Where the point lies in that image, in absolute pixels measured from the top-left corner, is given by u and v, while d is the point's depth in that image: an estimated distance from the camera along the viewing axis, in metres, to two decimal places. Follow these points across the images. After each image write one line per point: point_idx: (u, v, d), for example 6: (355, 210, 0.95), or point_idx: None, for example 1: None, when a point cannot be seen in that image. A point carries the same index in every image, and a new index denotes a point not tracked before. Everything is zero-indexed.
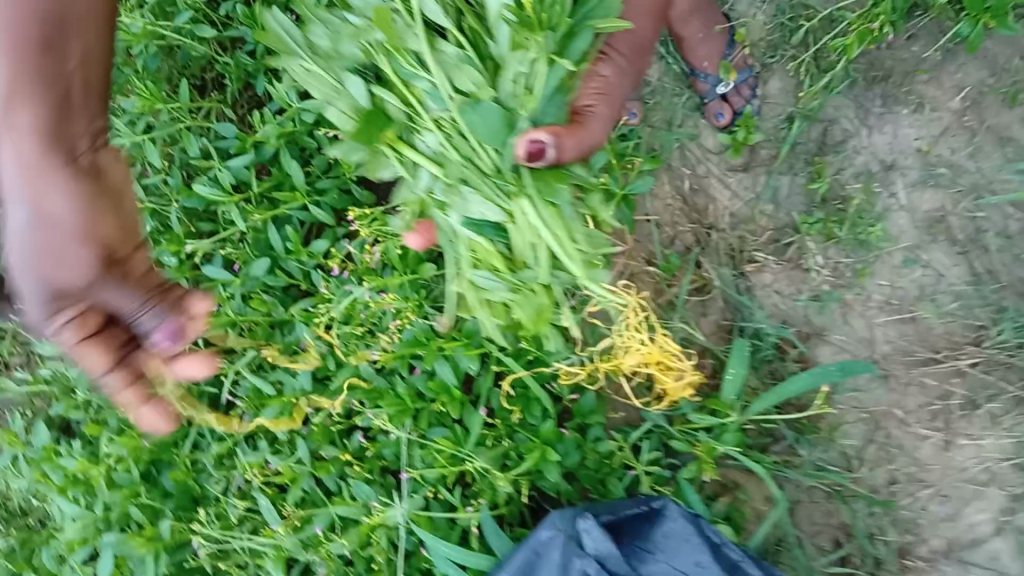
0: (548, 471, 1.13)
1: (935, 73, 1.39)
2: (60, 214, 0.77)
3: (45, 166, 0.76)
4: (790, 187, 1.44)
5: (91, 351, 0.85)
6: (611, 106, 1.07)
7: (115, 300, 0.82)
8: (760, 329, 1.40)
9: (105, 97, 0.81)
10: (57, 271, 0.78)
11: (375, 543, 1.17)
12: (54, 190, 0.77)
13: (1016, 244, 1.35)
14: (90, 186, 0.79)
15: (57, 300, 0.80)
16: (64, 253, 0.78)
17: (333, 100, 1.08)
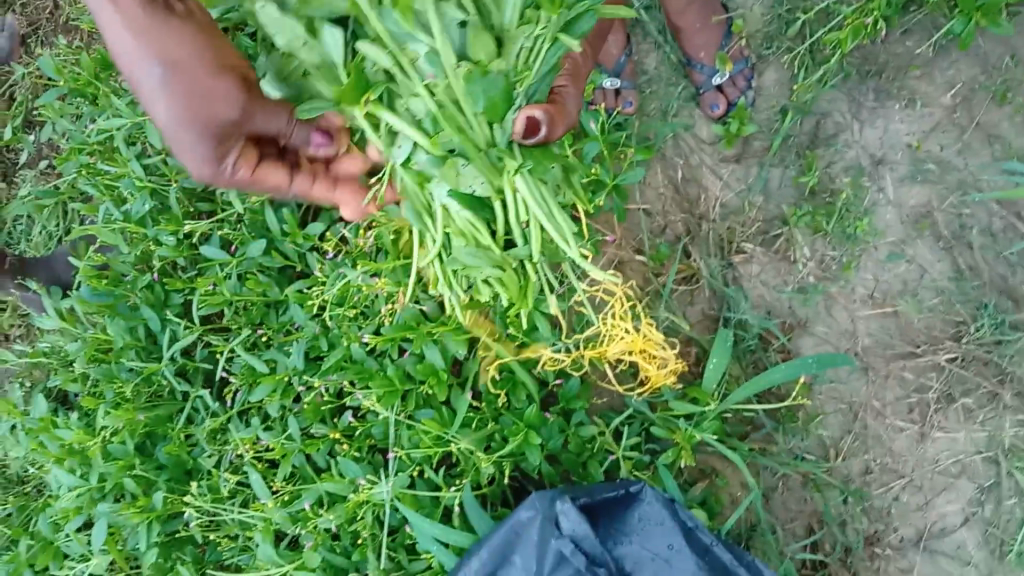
0: (531, 454, 1.16)
1: (928, 68, 1.39)
2: (184, 56, 0.92)
3: (155, 21, 0.92)
4: (780, 179, 1.45)
5: (271, 174, 1.03)
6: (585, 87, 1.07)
7: (270, 123, 1.00)
8: (744, 320, 1.42)
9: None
10: (204, 106, 0.93)
11: (360, 518, 1.20)
12: (163, 33, 0.92)
13: (1000, 242, 1.37)
14: (195, 29, 0.95)
15: (219, 139, 0.96)
16: (207, 88, 0.93)
17: (295, 48, 0.97)
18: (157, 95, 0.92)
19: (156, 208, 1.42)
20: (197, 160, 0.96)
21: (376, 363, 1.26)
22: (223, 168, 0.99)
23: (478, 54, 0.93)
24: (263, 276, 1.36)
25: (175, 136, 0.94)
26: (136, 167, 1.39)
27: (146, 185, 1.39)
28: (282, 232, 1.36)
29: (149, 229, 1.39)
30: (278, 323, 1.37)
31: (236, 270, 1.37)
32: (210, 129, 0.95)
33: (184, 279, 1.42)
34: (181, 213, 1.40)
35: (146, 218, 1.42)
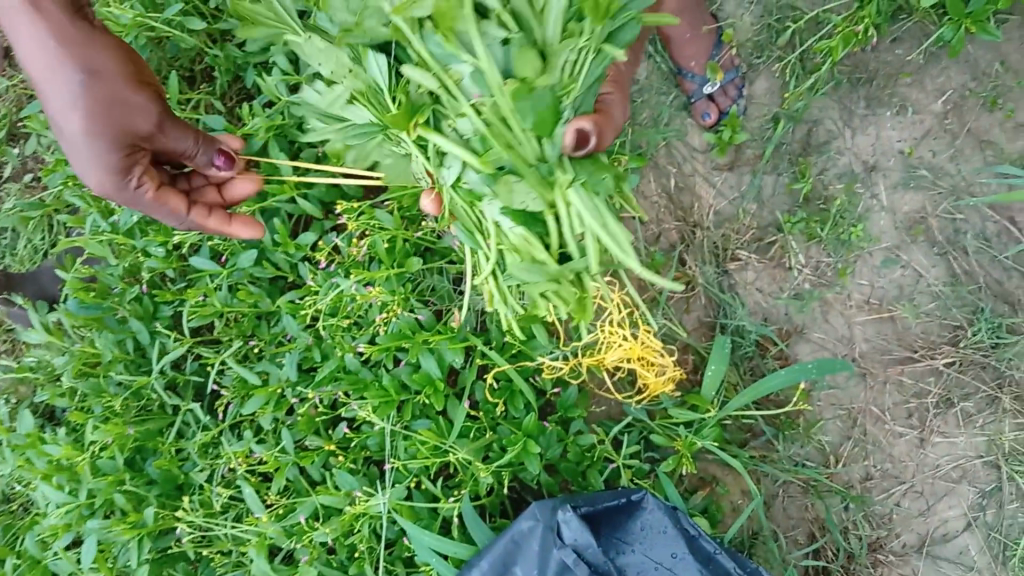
0: (529, 463, 1.14)
1: (919, 76, 1.39)
2: (110, 74, 0.98)
3: (81, 40, 0.98)
4: (773, 187, 1.45)
5: (169, 197, 1.07)
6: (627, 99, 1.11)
7: (177, 142, 1.05)
8: (742, 326, 1.41)
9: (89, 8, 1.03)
10: (118, 113, 0.98)
11: (357, 531, 1.18)
12: (93, 55, 0.97)
13: (994, 247, 1.37)
14: (129, 62, 1.02)
15: (127, 153, 1.00)
16: (128, 101, 0.99)
17: (341, 78, 1.10)
18: (69, 100, 0.96)
19: (144, 219, 1.40)
20: (99, 167, 0.99)
21: (370, 373, 1.23)
22: (121, 180, 1.02)
23: (524, 70, 0.90)
24: (254, 287, 1.34)
25: (83, 143, 0.97)
26: None
27: (134, 195, 1.37)
28: (273, 242, 1.34)
29: (138, 241, 1.37)
30: (271, 334, 1.35)
31: (227, 281, 1.35)
32: (122, 141, 0.99)
33: (174, 291, 1.39)
34: (170, 223, 1.38)
35: (134, 229, 1.39)
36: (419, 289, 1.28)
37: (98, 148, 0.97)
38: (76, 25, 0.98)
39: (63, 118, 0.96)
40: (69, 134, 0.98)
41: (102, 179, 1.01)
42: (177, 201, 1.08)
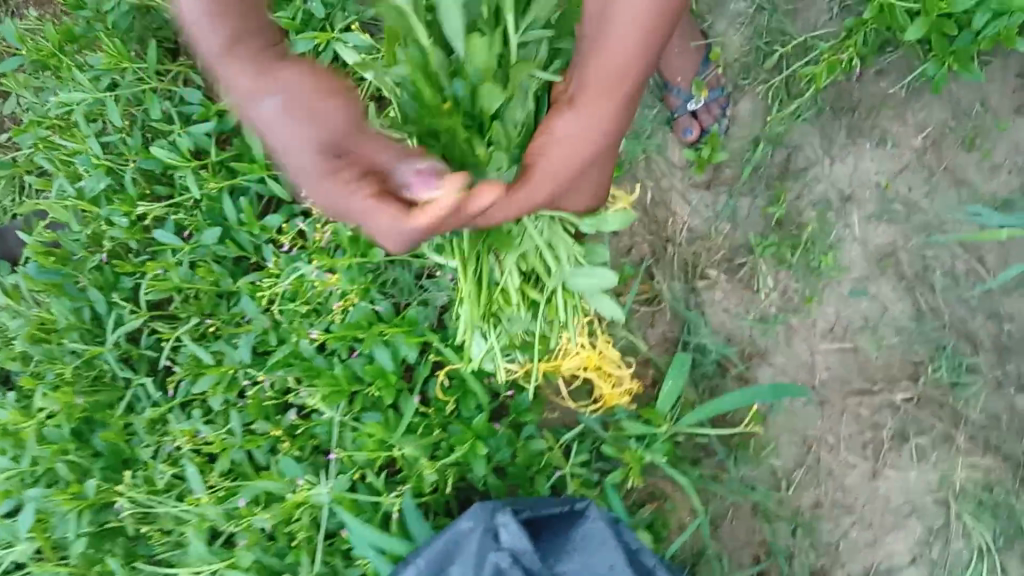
0: (476, 464, 1.14)
1: (901, 109, 1.38)
2: (298, 82, 0.69)
3: (280, 54, 0.71)
4: (748, 209, 1.45)
5: (382, 216, 0.73)
6: (573, 160, 0.92)
7: (370, 147, 0.73)
8: (704, 344, 1.41)
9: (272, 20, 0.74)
10: (311, 114, 0.69)
11: (297, 519, 1.17)
12: (287, 64, 0.70)
13: (961, 286, 1.37)
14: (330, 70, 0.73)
15: (332, 161, 0.71)
16: (317, 102, 0.69)
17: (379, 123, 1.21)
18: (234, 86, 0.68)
19: (111, 186, 1.38)
20: (314, 178, 0.72)
21: (324, 361, 1.22)
22: (329, 186, 0.72)
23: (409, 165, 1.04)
24: (216, 265, 1.33)
25: (280, 140, 0.70)
26: (93, 144, 1.35)
27: (103, 162, 1.35)
28: (240, 221, 1.33)
29: (103, 210, 1.35)
30: (228, 315, 1.33)
31: (189, 257, 1.34)
32: (325, 153, 0.70)
33: (135, 263, 1.38)
34: (137, 194, 1.37)
35: (101, 197, 1.37)
36: (381, 280, 1.26)
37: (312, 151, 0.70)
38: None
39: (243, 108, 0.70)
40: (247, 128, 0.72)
41: (322, 185, 0.71)
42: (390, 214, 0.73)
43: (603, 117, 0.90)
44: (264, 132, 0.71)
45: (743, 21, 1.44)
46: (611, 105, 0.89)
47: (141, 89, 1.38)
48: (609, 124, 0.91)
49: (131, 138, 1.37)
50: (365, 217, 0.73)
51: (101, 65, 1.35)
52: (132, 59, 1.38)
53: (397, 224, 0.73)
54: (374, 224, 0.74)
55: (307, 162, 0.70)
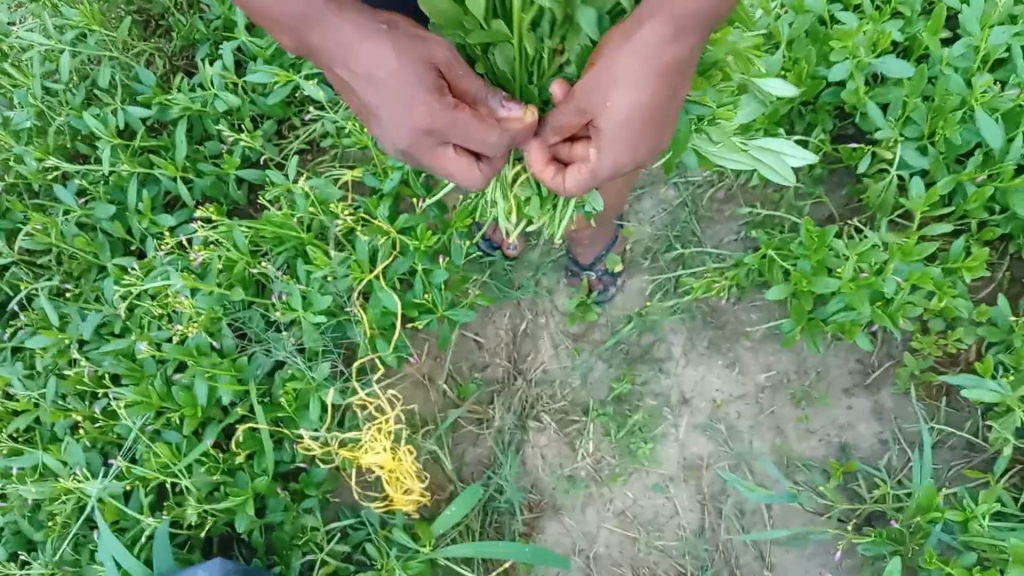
0: (242, 518, 1.21)
1: (757, 344, 1.48)
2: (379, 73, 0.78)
3: (368, 75, 0.79)
4: (600, 373, 1.51)
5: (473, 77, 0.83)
6: (620, 100, 0.78)
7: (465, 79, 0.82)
8: (503, 486, 1.45)
9: (396, 81, 0.78)
10: (417, 46, 0.78)
11: (61, 503, 1.21)
12: (364, 64, 0.78)
13: (743, 521, 1.43)
14: (403, 95, 0.78)
15: (437, 87, 0.79)
16: (422, 35, 0.79)
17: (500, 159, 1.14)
18: (349, 20, 0.78)
19: (35, 128, 1.44)
20: (417, 95, 0.78)
21: (152, 368, 1.28)
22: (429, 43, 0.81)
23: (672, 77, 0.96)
24: (99, 237, 1.39)
25: (390, 72, 0.78)
26: (34, 86, 1.42)
27: (35, 105, 1.43)
28: (137, 209, 1.40)
29: (16, 146, 1.41)
30: (89, 287, 1.38)
31: (78, 220, 1.39)
32: (416, 37, 0.78)
33: (28, 204, 1.42)
34: (55, 144, 1.43)
35: (22, 133, 1.44)
36: (233, 316, 1.34)
37: (413, 134, 0.81)
38: None
39: (374, 54, 0.78)
40: (356, 65, 0.79)
41: (431, 112, 0.79)
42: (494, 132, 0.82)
43: (654, 36, 0.75)
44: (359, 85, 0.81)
45: (657, 213, 1.55)
46: (654, 34, 0.75)
47: (100, 54, 1.45)
48: (631, 118, 0.80)
49: (73, 93, 1.45)
50: (468, 142, 0.82)
51: (74, 20, 1.43)
52: (103, 25, 1.46)
53: (502, 134, 0.82)
54: (481, 139, 0.82)
55: (422, 107, 0.79)
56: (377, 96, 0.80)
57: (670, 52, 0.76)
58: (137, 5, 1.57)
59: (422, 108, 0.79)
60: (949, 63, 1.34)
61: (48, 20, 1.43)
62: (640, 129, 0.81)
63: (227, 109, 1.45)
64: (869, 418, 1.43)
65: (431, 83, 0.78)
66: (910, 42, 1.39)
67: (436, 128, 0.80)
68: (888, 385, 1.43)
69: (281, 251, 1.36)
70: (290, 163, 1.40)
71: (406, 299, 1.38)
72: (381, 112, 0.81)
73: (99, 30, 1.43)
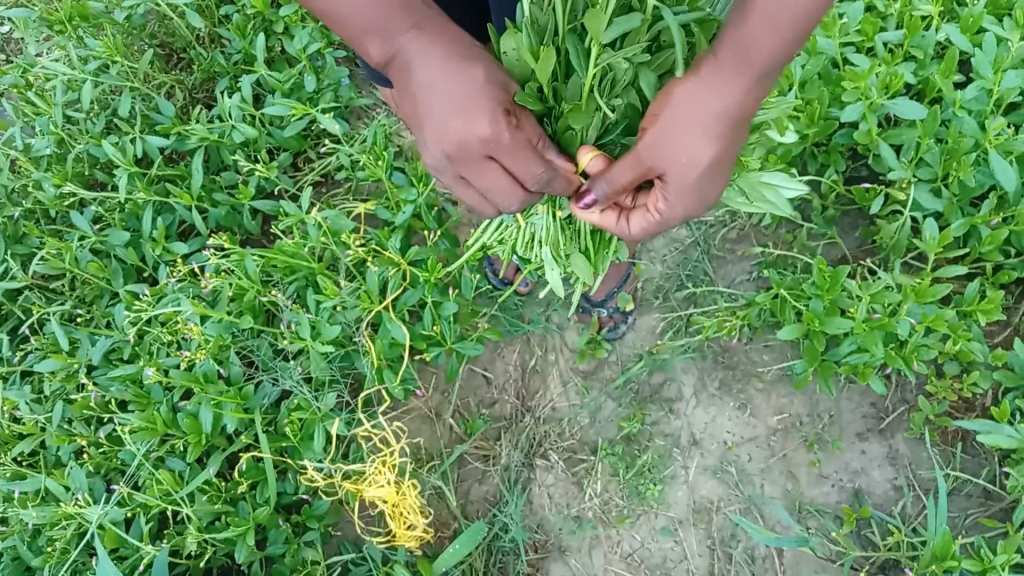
0: (242, 549, 1.19)
1: (770, 385, 1.46)
2: (459, 76, 0.79)
3: (445, 78, 0.79)
4: (609, 413, 1.48)
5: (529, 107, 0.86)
6: (699, 156, 0.79)
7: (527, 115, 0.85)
8: (508, 524, 1.42)
9: (481, 91, 0.79)
10: (496, 73, 0.82)
11: (62, 528, 1.20)
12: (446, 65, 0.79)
13: (755, 567, 1.38)
14: (480, 104, 0.79)
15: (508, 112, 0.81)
16: (499, 69, 0.83)
17: (499, 225, 1.13)
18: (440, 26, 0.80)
19: (54, 154, 1.47)
20: (494, 109, 0.79)
21: (158, 395, 1.28)
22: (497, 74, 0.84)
23: None
24: (112, 263, 1.40)
25: (468, 80, 0.79)
26: (56, 113, 1.45)
27: (56, 133, 1.45)
28: (151, 236, 1.40)
29: (35, 172, 1.43)
30: (100, 312, 1.38)
31: (92, 245, 1.40)
32: (494, 65, 0.82)
33: (44, 230, 1.44)
34: (73, 170, 1.45)
35: (42, 160, 1.47)
36: (241, 344, 1.34)
37: (466, 144, 0.80)
38: None
39: (459, 61, 0.79)
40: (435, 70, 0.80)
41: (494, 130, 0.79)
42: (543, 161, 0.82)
43: (717, 89, 0.75)
44: (429, 87, 0.80)
45: (668, 252, 1.55)
46: (717, 87, 0.75)
47: (122, 84, 1.48)
48: (710, 169, 0.80)
49: (94, 122, 1.47)
50: (516, 163, 0.82)
51: (98, 51, 1.47)
52: (125, 56, 1.49)
53: (542, 161, 0.83)
54: (527, 164, 0.82)
55: (487, 120, 0.79)
56: (446, 97, 0.79)
57: (746, 107, 0.77)
58: (160, 39, 1.60)
59: (497, 121, 0.79)
60: (962, 105, 1.34)
61: (72, 50, 1.46)
62: (705, 173, 0.81)
63: (243, 140, 1.47)
64: (883, 463, 1.40)
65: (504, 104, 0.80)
66: (923, 84, 1.40)
67: (498, 148, 0.80)
68: (902, 430, 1.40)
69: (292, 280, 1.37)
70: (305, 194, 1.41)
71: (415, 331, 1.37)
72: (444, 114, 0.79)
73: (121, 60, 1.46)
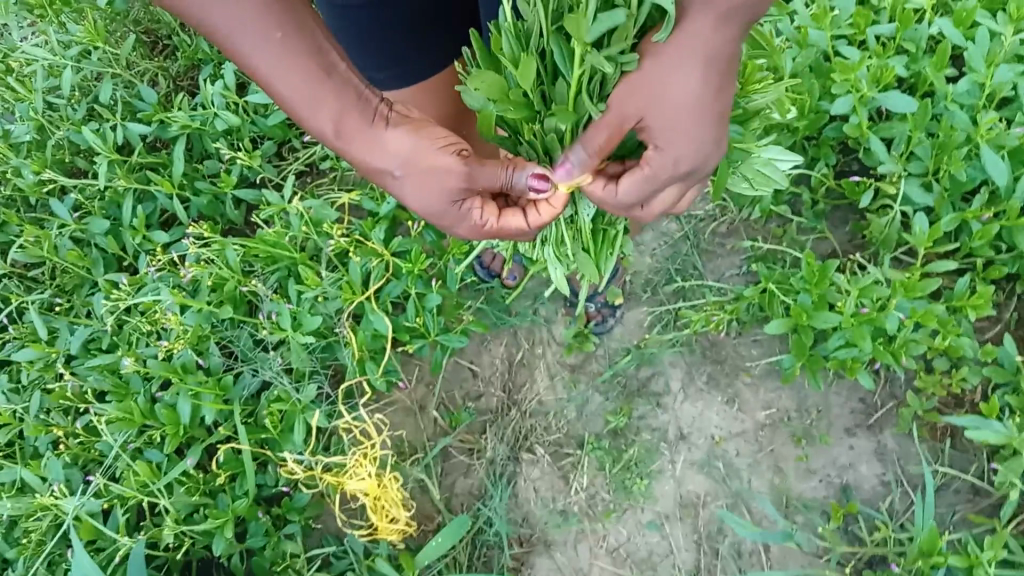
0: (218, 541, 1.17)
1: (758, 380, 1.44)
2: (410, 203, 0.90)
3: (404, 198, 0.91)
4: (595, 407, 1.46)
5: (485, 173, 0.87)
6: (693, 92, 0.77)
7: (489, 180, 0.87)
8: (493, 519, 1.40)
9: (428, 209, 0.90)
10: (430, 180, 0.86)
11: (36, 520, 1.18)
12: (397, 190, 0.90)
13: (741, 562, 1.36)
14: (435, 217, 0.92)
15: (462, 208, 0.90)
16: (432, 168, 0.85)
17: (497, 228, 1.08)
18: (374, 162, 0.86)
19: (34, 142, 1.45)
20: (445, 222, 0.92)
21: (137, 385, 1.27)
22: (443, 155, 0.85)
23: None
24: (92, 252, 1.38)
25: (415, 205, 0.90)
26: (37, 99, 1.43)
27: (36, 119, 1.44)
28: (132, 224, 1.38)
29: (14, 159, 1.41)
30: (80, 301, 1.37)
31: (73, 234, 1.38)
32: (426, 171, 0.86)
33: (24, 218, 1.42)
34: (54, 158, 1.43)
35: (22, 147, 1.45)
36: (222, 335, 1.33)
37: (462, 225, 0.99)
38: (332, 89, 0.81)
39: (401, 190, 0.89)
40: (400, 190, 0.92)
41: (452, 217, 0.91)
42: (519, 215, 0.92)
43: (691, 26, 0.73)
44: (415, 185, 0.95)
45: (657, 246, 1.53)
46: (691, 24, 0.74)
47: (104, 71, 1.47)
48: (694, 108, 0.78)
49: (76, 109, 1.45)
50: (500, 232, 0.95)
51: (79, 37, 1.45)
52: (108, 42, 1.47)
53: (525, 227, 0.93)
54: (511, 231, 0.94)
55: (451, 225, 0.93)
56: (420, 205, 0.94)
57: (723, 42, 0.74)
58: (144, 27, 1.59)
59: (455, 224, 0.93)
60: (953, 98, 1.32)
61: (54, 35, 1.44)
62: (695, 124, 0.79)
63: (226, 129, 1.45)
64: (871, 459, 1.38)
65: (451, 212, 0.90)
66: (915, 78, 1.38)
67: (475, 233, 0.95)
68: (891, 426, 1.39)
69: (275, 270, 1.35)
70: (288, 183, 1.39)
71: (399, 323, 1.35)
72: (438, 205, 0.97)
73: (103, 47, 1.45)
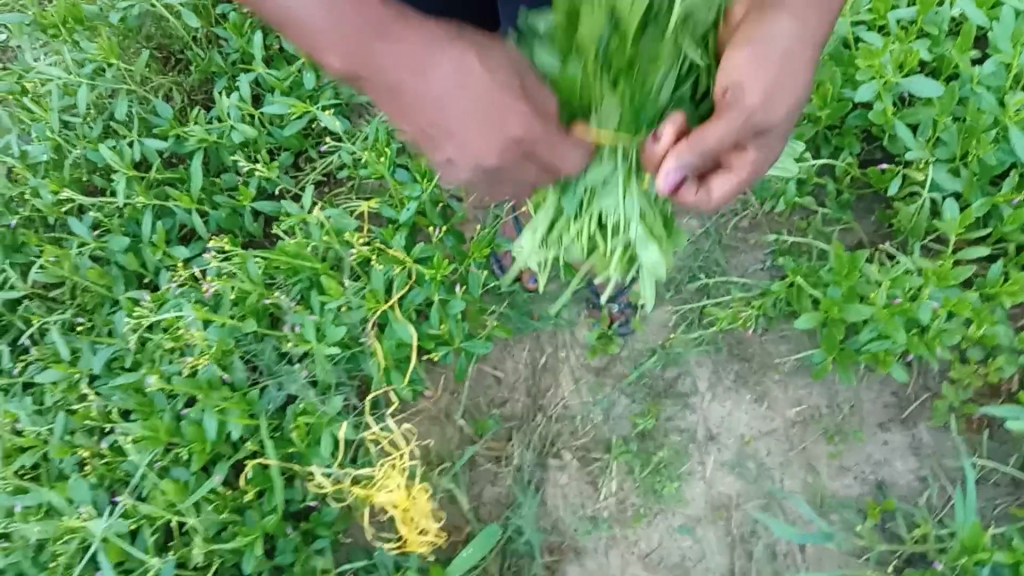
0: (249, 558, 1.16)
1: (787, 376, 1.42)
2: (474, 79, 0.71)
3: (459, 94, 0.71)
4: (621, 409, 1.44)
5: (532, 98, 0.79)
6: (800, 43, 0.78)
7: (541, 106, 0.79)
8: (522, 527, 1.38)
9: (497, 87, 0.71)
10: (492, 55, 0.73)
11: (66, 542, 1.17)
12: (448, 70, 0.70)
13: (776, 565, 1.35)
14: (503, 94, 0.71)
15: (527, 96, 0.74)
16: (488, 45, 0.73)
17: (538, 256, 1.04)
18: (421, 36, 0.70)
19: (51, 161, 1.45)
20: (514, 102, 0.72)
21: (162, 402, 1.26)
22: None
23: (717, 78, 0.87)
24: (112, 270, 1.37)
25: (477, 82, 0.71)
26: (53, 119, 1.43)
27: (53, 139, 1.43)
28: (151, 241, 1.38)
29: (32, 180, 1.40)
30: (100, 320, 1.36)
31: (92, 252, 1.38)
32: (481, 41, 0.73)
33: (42, 239, 1.41)
34: (70, 177, 1.43)
35: (39, 167, 1.45)
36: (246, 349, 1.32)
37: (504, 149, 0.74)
38: None
39: (457, 67, 0.70)
40: (435, 86, 0.70)
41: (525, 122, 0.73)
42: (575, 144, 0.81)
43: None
44: (439, 94, 0.71)
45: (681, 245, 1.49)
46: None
47: (119, 87, 1.46)
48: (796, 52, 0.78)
49: (91, 127, 1.45)
50: (552, 148, 0.77)
51: (92, 55, 1.44)
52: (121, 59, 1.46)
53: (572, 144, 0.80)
54: (563, 147, 0.79)
55: (517, 117, 0.72)
56: (463, 113, 0.71)
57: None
58: (156, 42, 1.58)
59: (520, 106, 0.72)
60: (980, 81, 1.30)
61: (67, 54, 1.44)
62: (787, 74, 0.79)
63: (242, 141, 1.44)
64: (906, 454, 1.36)
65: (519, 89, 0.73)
66: (938, 62, 1.36)
67: (534, 139, 0.75)
68: (925, 419, 1.36)
69: (295, 282, 1.34)
70: (306, 193, 1.38)
71: (422, 331, 1.34)
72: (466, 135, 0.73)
73: (117, 63, 1.44)
